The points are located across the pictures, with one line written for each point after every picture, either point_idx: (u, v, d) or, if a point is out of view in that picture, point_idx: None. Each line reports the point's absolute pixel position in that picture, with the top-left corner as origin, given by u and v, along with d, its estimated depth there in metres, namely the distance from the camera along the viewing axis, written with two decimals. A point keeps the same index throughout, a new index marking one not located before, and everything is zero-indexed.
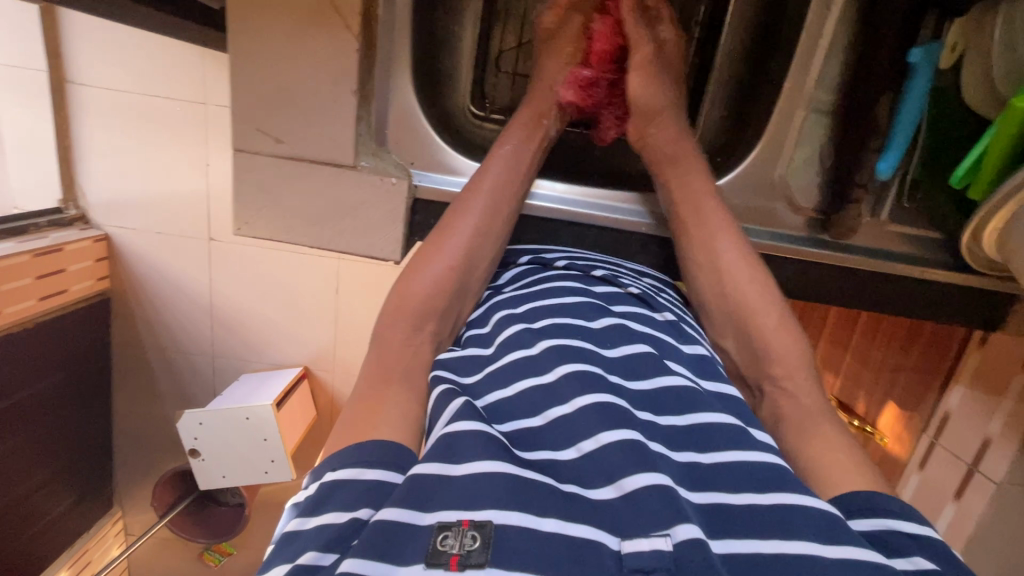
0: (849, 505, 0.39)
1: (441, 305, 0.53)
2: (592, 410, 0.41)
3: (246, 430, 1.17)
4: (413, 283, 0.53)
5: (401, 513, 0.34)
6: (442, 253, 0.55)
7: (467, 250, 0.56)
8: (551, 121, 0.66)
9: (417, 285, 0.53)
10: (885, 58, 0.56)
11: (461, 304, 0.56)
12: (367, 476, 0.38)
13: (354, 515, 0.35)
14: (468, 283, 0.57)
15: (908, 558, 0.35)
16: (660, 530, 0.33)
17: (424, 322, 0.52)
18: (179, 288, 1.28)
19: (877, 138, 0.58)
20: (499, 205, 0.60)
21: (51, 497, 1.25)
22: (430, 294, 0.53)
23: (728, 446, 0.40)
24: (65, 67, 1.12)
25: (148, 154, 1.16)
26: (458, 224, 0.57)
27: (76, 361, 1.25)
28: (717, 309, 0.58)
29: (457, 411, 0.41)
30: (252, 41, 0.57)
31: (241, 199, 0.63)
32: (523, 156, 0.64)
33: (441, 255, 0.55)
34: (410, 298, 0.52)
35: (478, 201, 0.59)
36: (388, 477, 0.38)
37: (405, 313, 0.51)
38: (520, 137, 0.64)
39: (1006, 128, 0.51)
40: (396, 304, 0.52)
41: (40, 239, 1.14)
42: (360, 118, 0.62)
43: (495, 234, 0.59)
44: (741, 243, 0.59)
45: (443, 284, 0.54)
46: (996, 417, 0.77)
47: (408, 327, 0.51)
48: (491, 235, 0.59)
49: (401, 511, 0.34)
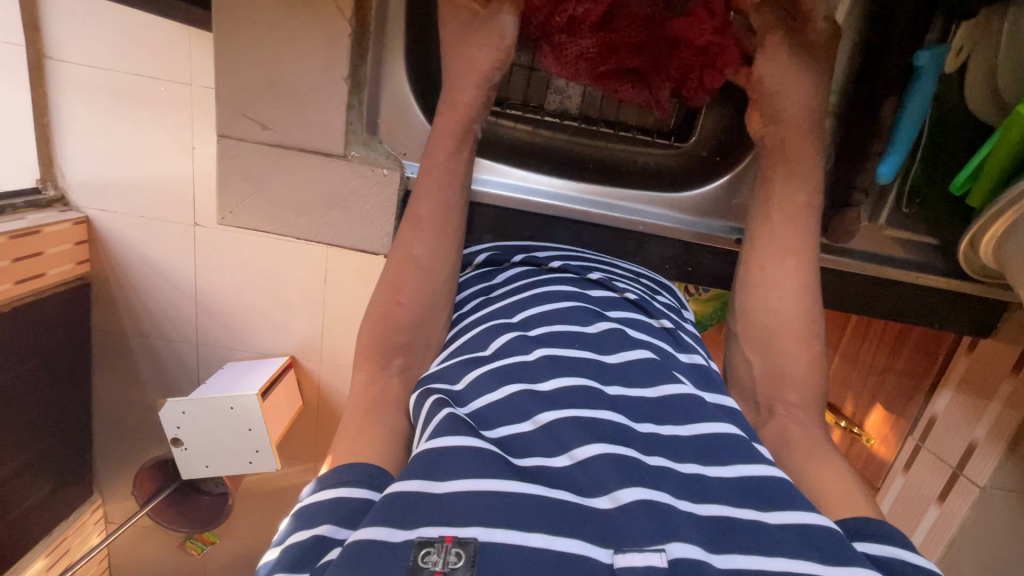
0: (861, 531, 0.39)
1: (404, 337, 0.52)
2: (583, 422, 0.40)
3: (230, 421, 1.15)
4: (383, 317, 0.53)
5: (378, 530, 0.33)
6: (393, 292, 0.54)
7: (415, 282, 0.54)
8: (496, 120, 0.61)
9: (388, 316, 0.53)
10: (891, 61, 0.55)
11: (438, 321, 0.55)
12: (325, 497, 0.38)
13: (314, 533, 0.35)
14: (436, 312, 0.55)
15: None
16: (653, 546, 0.32)
17: (392, 355, 0.51)
18: (162, 275, 1.25)
19: (879, 142, 0.57)
20: (445, 228, 0.57)
21: (28, 485, 1.22)
22: (400, 331, 0.52)
23: (733, 460, 0.39)
24: (44, 41, 1.07)
25: (131, 135, 1.12)
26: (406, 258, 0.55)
27: (55, 347, 1.21)
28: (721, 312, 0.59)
29: (441, 424, 0.40)
30: (239, 22, 0.54)
31: (227, 187, 0.61)
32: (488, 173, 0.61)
33: (392, 291, 0.54)
34: (379, 332, 0.52)
35: (421, 235, 0.56)
36: (350, 493, 0.38)
37: (372, 346, 0.51)
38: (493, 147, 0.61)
39: (1010, 136, 0.51)
40: (370, 333, 0.52)
41: (16, 220, 1.10)
42: (351, 106, 0.60)
43: (446, 264, 0.57)
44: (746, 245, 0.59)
45: (391, 321, 0.52)
46: (982, 422, 0.78)
47: (372, 368, 0.50)
48: (439, 261, 0.56)
49: (378, 528, 0.33)
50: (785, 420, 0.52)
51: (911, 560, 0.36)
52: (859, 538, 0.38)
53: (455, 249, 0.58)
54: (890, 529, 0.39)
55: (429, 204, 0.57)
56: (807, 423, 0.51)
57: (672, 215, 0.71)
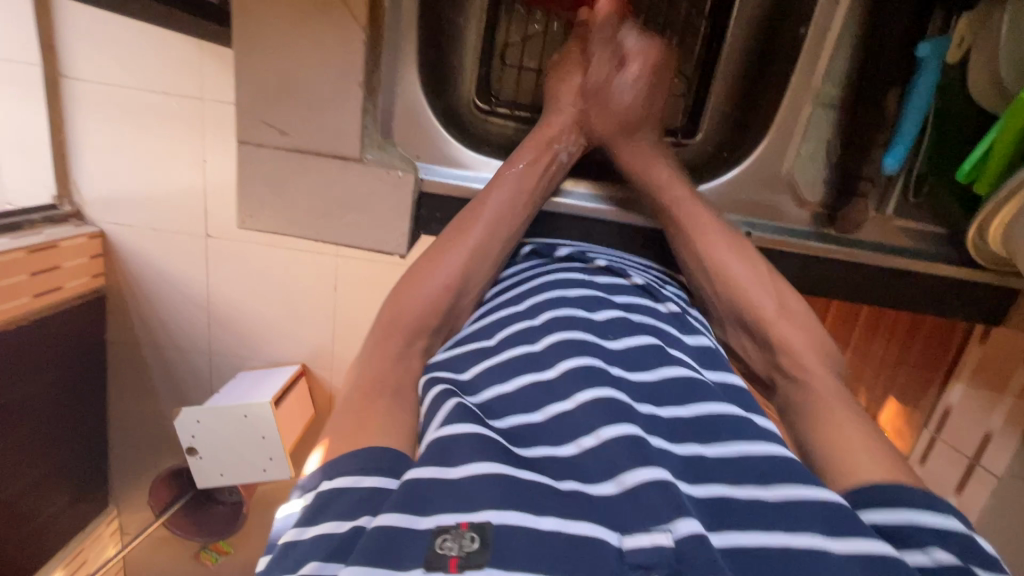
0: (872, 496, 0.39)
1: (435, 321, 0.53)
2: (593, 407, 0.41)
3: (244, 427, 1.16)
4: (412, 294, 0.54)
5: (400, 517, 0.34)
6: (436, 273, 0.55)
7: (464, 268, 0.56)
8: (562, 146, 0.66)
9: (415, 297, 0.53)
10: (891, 54, 0.57)
11: (468, 294, 0.57)
12: (363, 484, 0.38)
13: (355, 524, 0.35)
14: (468, 294, 0.57)
15: (926, 551, 0.34)
16: (660, 526, 0.34)
17: (414, 338, 0.52)
18: (176, 286, 1.27)
19: (882, 132, 0.59)
20: (499, 224, 0.59)
21: (46, 496, 1.24)
22: (425, 312, 0.53)
23: (732, 437, 0.40)
24: (60, 61, 1.11)
25: (145, 150, 1.16)
26: (459, 246, 0.57)
27: (71, 359, 1.24)
28: (725, 308, 0.58)
29: (450, 412, 0.41)
30: (253, 35, 0.57)
31: (242, 195, 0.63)
32: (529, 181, 0.62)
33: (436, 275, 0.55)
34: (404, 312, 0.52)
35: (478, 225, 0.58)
36: (383, 483, 0.38)
37: (397, 329, 0.52)
38: (531, 157, 0.63)
39: (1013, 122, 0.52)
40: (389, 319, 0.52)
41: (34, 235, 1.14)
42: (366, 111, 0.60)
43: (493, 254, 0.59)
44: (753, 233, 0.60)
45: (438, 304, 0.54)
46: (996, 413, 0.77)
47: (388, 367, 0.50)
48: (487, 256, 0.58)
49: (398, 515, 0.34)
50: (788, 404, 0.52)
51: (920, 522, 0.36)
52: (867, 506, 0.38)
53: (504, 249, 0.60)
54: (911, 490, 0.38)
55: (495, 205, 0.60)
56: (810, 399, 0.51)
57: None
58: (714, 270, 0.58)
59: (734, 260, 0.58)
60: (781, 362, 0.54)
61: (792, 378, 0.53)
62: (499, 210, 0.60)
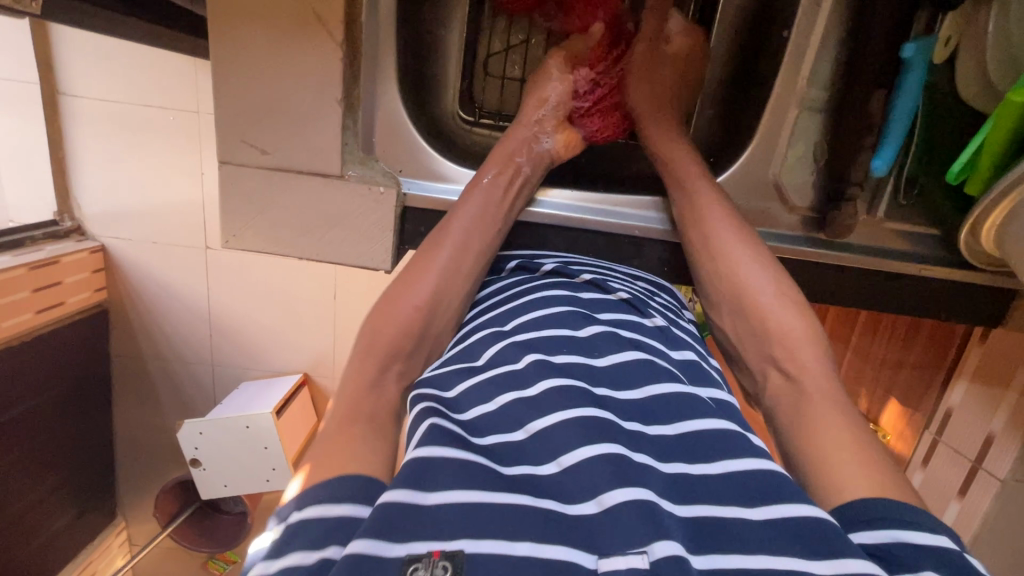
0: (853, 517, 0.38)
1: (411, 343, 0.52)
2: (572, 425, 0.40)
3: (246, 439, 1.16)
4: (386, 319, 0.53)
5: (370, 544, 0.33)
6: (406, 295, 0.54)
7: (438, 287, 0.55)
8: (523, 159, 0.64)
9: (391, 321, 0.52)
10: (875, 53, 0.55)
11: (444, 316, 0.56)
12: (334, 513, 0.37)
13: (323, 556, 0.34)
14: (445, 311, 0.56)
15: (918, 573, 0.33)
16: (637, 548, 0.33)
17: (391, 363, 0.51)
18: (176, 299, 1.28)
19: (871, 134, 0.56)
20: (471, 238, 0.59)
21: (53, 510, 1.25)
22: (402, 330, 0.52)
23: (723, 455, 0.40)
24: (58, 79, 1.12)
25: (142, 164, 1.17)
26: (429, 266, 0.56)
27: (75, 373, 1.25)
28: (728, 311, 0.57)
29: (425, 434, 0.40)
30: (234, 54, 0.57)
31: (230, 213, 0.63)
32: (498, 193, 0.62)
33: (408, 295, 0.54)
34: (383, 332, 0.52)
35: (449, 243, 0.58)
36: (355, 512, 0.37)
37: (375, 351, 0.51)
38: (495, 170, 0.62)
39: (1005, 121, 0.50)
40: (367, 341, 0.52)
41: (35, 252, 1.15)
42: (346, 127, 0.60)
43: (467, 272, 0.58)
44: (749, 241, 0.58)
45: (413, 323, 0.53)
46: (999, 414, 0.75)
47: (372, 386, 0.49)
48: (459, 274, 0.57)
49: (369, 541, 0.33)
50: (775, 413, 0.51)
51: (907, 539, 0.35)
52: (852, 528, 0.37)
53: (481, 259, 0.59)
54: (903, 507, 0.37)
55: (466, 219, 0.59)
56: None
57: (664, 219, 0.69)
58: None
59: (738, 272, 0.57)
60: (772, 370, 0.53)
61: None
62: (471, 223, 0.60)
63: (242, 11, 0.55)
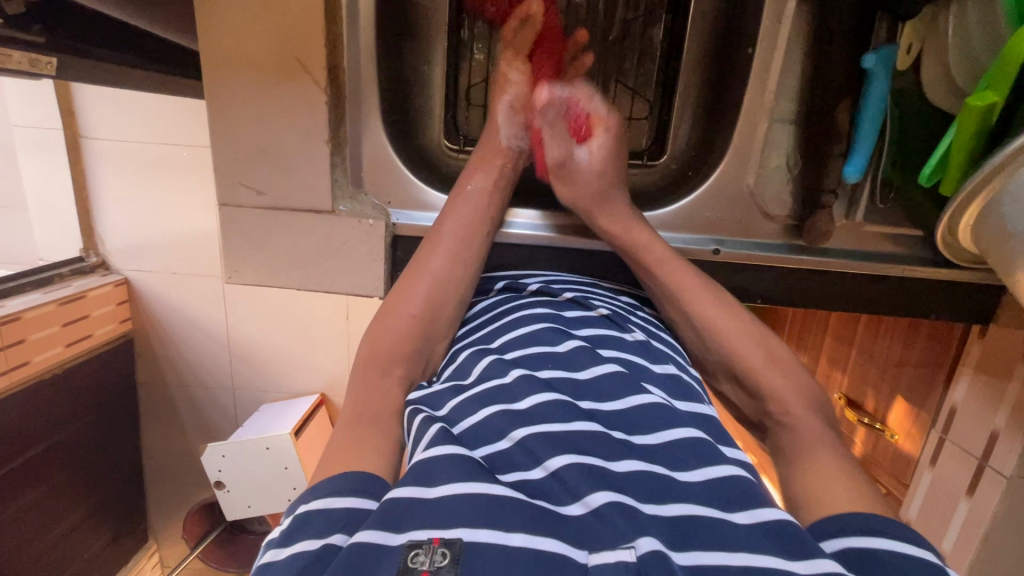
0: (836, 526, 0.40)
1: (410, 352, 0.55)
2: (555, 435, 0.42)
3: (267, 461, 1.21)
4: (382, 333, 0.55)
5: (376, 535, 0.36)
6: (403, 304, 0.57)
7: (429, 295, 0.58)
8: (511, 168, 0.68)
9: (386, 334, 0.55)
10: (837, 63, 0.57)
11: (440, 341, 0.59)
12: (338, 505, 0.39)
13: (326, 541, 0.37)
14: (439, 320, 0.58)
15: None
16: (624, 544, 0.35)
17: (394, 364, 0.53)
18: (195, 327, 1.34)
19: (841, 142, 0.58)
20: (460, 251, 0.62)
21: (89, 534, 1.30)
22: (398, 349, 0.54)
23: (698, 464, 0.42)
24: (79, 123, 1.20)
25: (158, 199, 1.23)
26: (422, 270, 0.59)
27: (105, 402, 1.31)
28: (682, 322, 0.60)
29: (433, 437, 0.43)
30: (229, 99, 0.61)
31: (233, 249, 0.66)
32: (485, 203, 0.65)
33: (404, 306, 0.57)
34: (381, 346, 0.54)
35: (437, 250, 0.61)
36: (360, 504, 0.40)
37: (370, 367, 0.53)
38: (485, 179, 0.66)
39: (967, 126, 0.50)
40: (368, 350, 0.54)
41: (64, 288, 1.22)
42: (335, 164, 0.64)
43: (459, 279, 0.61)
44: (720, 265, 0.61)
45: (409, 333, 0.55)
46: (1001, 409, 0.74)
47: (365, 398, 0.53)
48: (452, 284, 0.60)
49: (374, 533, 0.36)
50: None
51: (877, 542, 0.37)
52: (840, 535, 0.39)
53: (473, 274, 0.62)
54: (893, 526, 0.38)
55: (455, 227, 0.62)
56: None
57: None
58: (683, 295, 0.59)
59: (711, 305, 0.58)
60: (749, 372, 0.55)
61: (759, 391, 0.54)
62: (460, 234, 0.62)
63: (234, 58, 0.59)
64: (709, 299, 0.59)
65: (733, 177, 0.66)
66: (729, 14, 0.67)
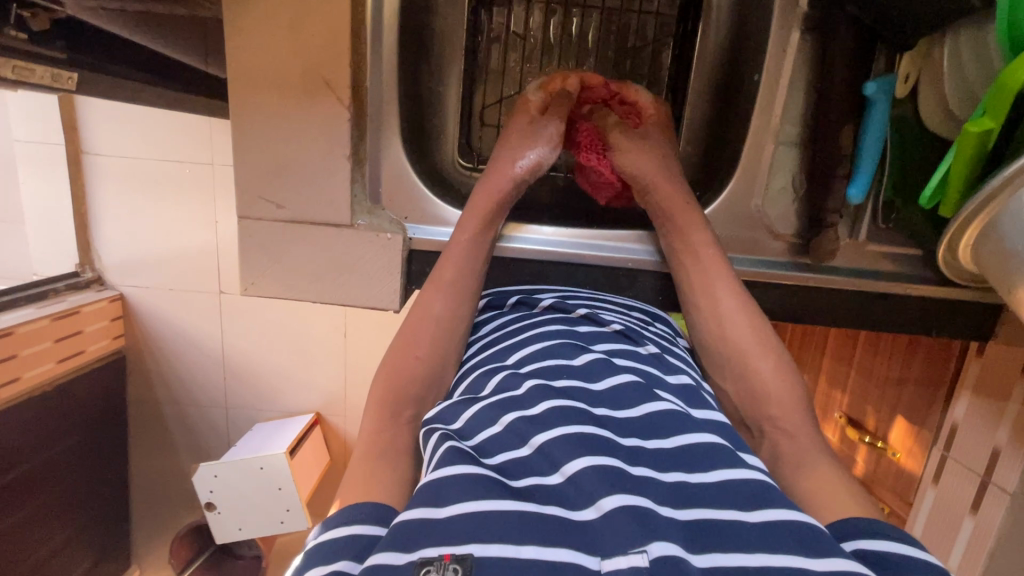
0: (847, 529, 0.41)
1: (416, 391, 0.55)
2: (571, 440, 0.43)
3: (262, 481, 1.18)
4: (401, 366, 0.57)
5: (387, 555, 0.36)
6: (410, 345, 0.58)
7: (434, 336, 0.59)
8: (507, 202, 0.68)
9: (406, 369, 0.56)
10: (839, 86, 0.59)
11: (446, 359, 0.59)
12: (343, 534, 0.40)
13: (333, 568, 0.37)
14: (444, 358, 0.59)
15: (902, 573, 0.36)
16: (636, 547, 0.35)
17: (402, 408, 0.54)
18: (191, 343, 1.32)
19: (843, 165, 0.61)
20: (459, 293, 0.62)
21: (73, 558, 1.25)
22: (411, 380, 0.56)
23: (716, 466, 0.42)
24: (81, 139, 1.21)
25: (159, 214, 1.23)
26: (424, 315, 0.60)
27: (94, 420, 1.28)
28: (713, 348, 0.61)
29: (442, 457, 0.42)
30: (246, 117, 0.62)
31: (246, 263, 0.67)
32: (478, 249, 0.65)
33: (411, 345, 0.58)
34: (398, 377, 0.56)
35: (436, 294, 0.62)
36: (366, 531, 0.40)
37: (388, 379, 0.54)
38: (476, 227, 0.66)
39: (964, 151, 0.52)
40: (382, 387, 0.55)
41: (58, 303, 1.21)
42: (354, 180, 0.66)
43: (460, 317, 0.61)
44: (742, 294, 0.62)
45: (416, 374, 0.56)
46: (1002, 425, 0.75)
47: (385, 415, 0.53)
48: (451, 327, 0.61)
49: (386, 554, 0.36)
50: (775, 435, 0.54)
51: (903, 551, 0.37)
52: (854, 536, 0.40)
53: (469, 309, 0.62)
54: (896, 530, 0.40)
55: (452, 270, 0.63)
56: (795, 431, 0.53)
57: (647, 248, 0.73)
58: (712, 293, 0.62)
59: (734, 310, 0.60)
60: (758, 387, 0.57)
61: (774, 405, 0.55)
62: (458, 272, 0.63)
63: (252, 78, 0.61)
64: (724, 320, 0.61)
65: (742, 197, 0.68)
66: (735, 42, 0.70)
